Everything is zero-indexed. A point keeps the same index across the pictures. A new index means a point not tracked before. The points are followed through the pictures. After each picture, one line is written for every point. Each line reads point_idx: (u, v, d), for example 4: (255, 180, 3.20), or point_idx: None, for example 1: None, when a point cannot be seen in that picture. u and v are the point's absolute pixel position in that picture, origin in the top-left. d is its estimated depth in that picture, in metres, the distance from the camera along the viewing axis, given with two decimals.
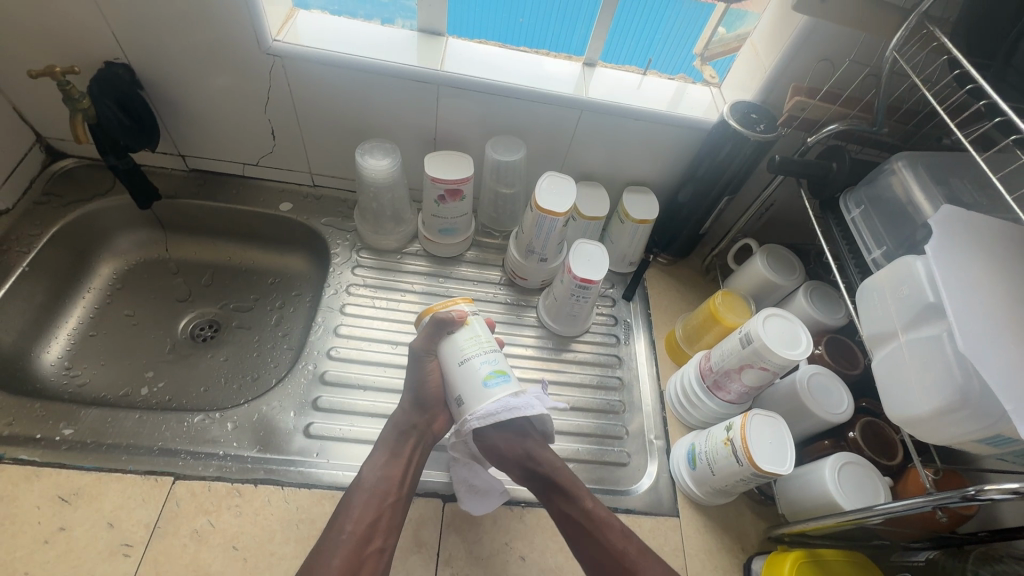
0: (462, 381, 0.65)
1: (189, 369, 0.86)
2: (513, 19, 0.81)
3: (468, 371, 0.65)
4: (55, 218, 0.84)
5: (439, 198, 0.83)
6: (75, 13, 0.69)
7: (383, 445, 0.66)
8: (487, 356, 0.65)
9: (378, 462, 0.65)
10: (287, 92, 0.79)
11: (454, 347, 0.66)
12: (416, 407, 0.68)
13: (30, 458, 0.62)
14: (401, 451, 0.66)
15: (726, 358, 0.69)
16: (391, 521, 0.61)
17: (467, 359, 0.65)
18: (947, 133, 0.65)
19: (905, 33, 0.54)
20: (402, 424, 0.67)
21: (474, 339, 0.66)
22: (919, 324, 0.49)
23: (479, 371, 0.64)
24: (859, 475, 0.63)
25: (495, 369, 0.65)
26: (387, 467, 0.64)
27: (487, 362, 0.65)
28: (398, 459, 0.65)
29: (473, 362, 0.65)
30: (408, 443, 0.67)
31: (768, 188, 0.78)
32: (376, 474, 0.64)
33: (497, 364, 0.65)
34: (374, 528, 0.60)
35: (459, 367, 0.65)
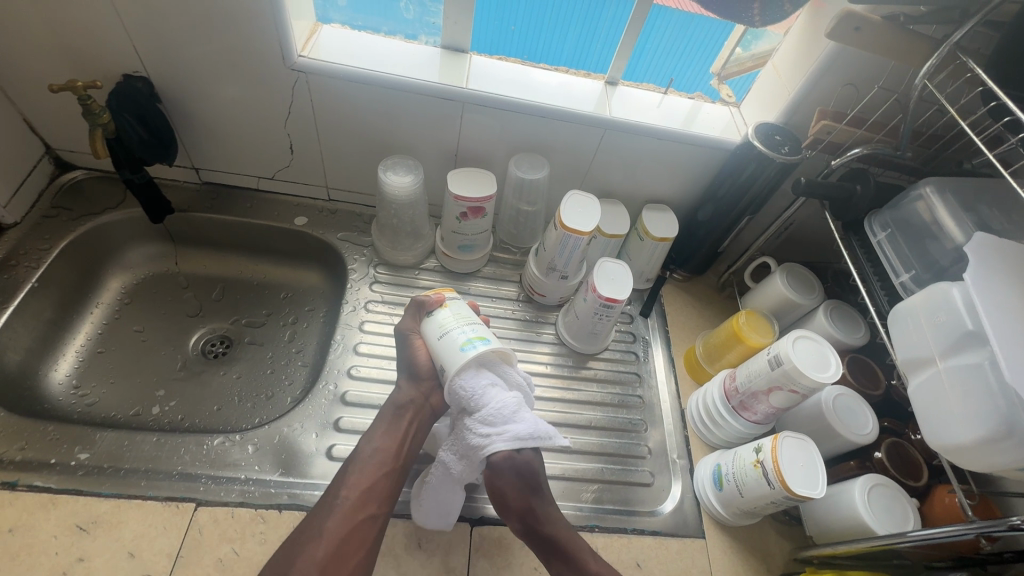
0: (442, 352, 0.65)
1: (201, 387, 0.83)
2: (502, 28, 0.80)
3: (447, 343, 0.65)
4: (65, 232, 0.82)
5: (460, 215, 0.82)
6: (97, 26, 0.68)
7: (381, 419, 0.66)
8: (465, 327, 0.66)
9: (377, 433, 0.65)
10: (309, 107, 0.78)
11: (432, 325, 0.68)
12: (412, 381, 0.69)
13: (46, 485, 0.60)
14: (399, 424, 0.66)
15: (754, 380, 0.70)
16: (385, 491, 0.62)
17: (446, 333, 0.66)
18: (967, 158, 0.67)
19: (936, 63, 0.55)
20: (400, 400, 0.68)
21: (451, 316, 0.68)
22: (957, 350, 0.50)
23: (456, 340, 0.65)
24: (888, 497, 0.64)
25: (472, 336, 0.65)
26: (386, 438, 0.65)
27: (463, 332, 0.65)
28: (396, 432, 0.65)
29: (450, 334, 0.66)
30: (405, 417, 0.67)
31: (790, 209, 0.79)
32: (388, 483, 0.62)
33: (475, 331, 0.66)
34: (370, 497, 0.60)
35: (438, 341, 0.66)
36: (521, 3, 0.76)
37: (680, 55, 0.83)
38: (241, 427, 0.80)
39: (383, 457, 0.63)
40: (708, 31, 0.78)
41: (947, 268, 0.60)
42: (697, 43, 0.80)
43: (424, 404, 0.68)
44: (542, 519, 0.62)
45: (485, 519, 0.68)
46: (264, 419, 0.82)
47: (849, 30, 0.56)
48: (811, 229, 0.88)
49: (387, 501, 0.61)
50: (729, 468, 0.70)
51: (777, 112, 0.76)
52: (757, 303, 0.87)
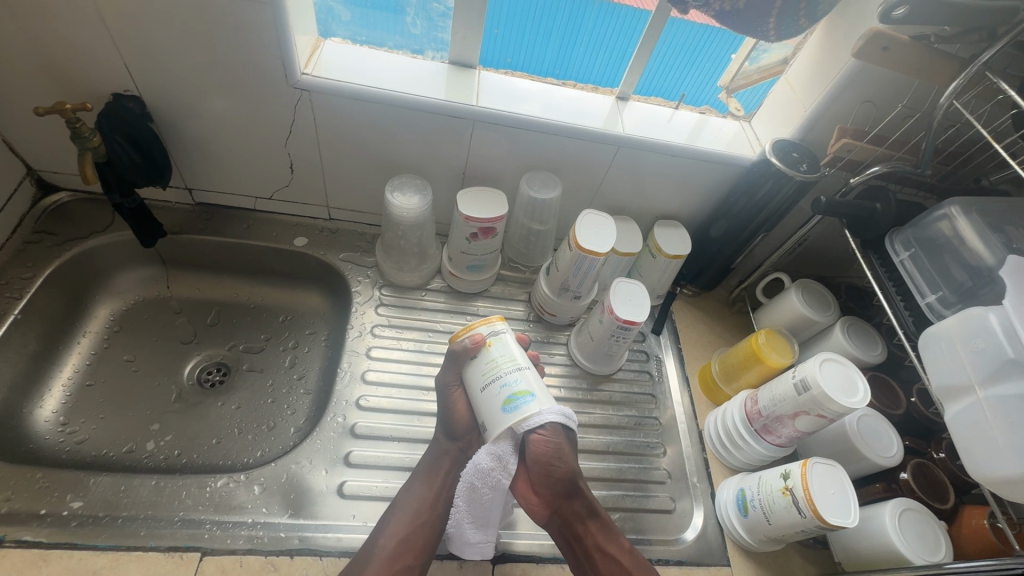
0: (486, 407, 0.60)
1: (198, 420, 0.79)
2: (487, 31, 0.77)
3: (490, 398, 0.60)
4: (49, 259, 0.77)
5: (470, 235, 0.79)
6: (86, 44, 0.64)
7: (419, 468, 0.66)
8: (507, 377, 0.59)
9: (415, 484, 0.64)
10: (312, 125, 0.75)
11: (476, 373, 0.62)
12: (449, 435, 0.68)
13: (36, 539, 0.56)
14: (436, 475, 0.66)
15: (778, 404, 0.68)
16: (423, 542, 0.61)
17: (488, 386, 0.60)
18: (984, 176, 0.67)
19: (964, 83, 0.54)
20: (438, 448, 0.67)
21: (491, 363, 0.61)
22: (998, 380, 0.49)
23: (499, 397, 0.59)
24: (918, 522, 0.62)
25: (515, 392, 0.58)
26: (423, 488, 0.64)
27: (506, 385, 0.59)
28: (432, 482, 0.65)
29: (497, 385, 0.60)
30: (444, 466, 0.67)
31: (806, 226, 0.78)
32: (422, 535, 0.61)
33: (518, 385, 0.59)
34: (406, 547, 0.60)
35: (482, 394, 0.61)
36: (507, 4, 0.73)
37: (659, 61, 0.79)
38: (242, 462, 0.76)
39: (420, 509, 0.62)
40: (690, 33, 0.76)
41: (974, 289, 0.59)
42: (679, 46, 0.78)
43: (462, 453, 0.68)
44: (582, 486, 0.65)
45: (506, 555, 0.65)
46: (266, 452, 0.77)
47: (876, 49, 0.56)
48: (823, 244, 0.87)
49: (424, 551, 0.60)
50: (754, 495, 0.68)
51: (793, 128, 0.75)
52: (771, 320, 0.86)
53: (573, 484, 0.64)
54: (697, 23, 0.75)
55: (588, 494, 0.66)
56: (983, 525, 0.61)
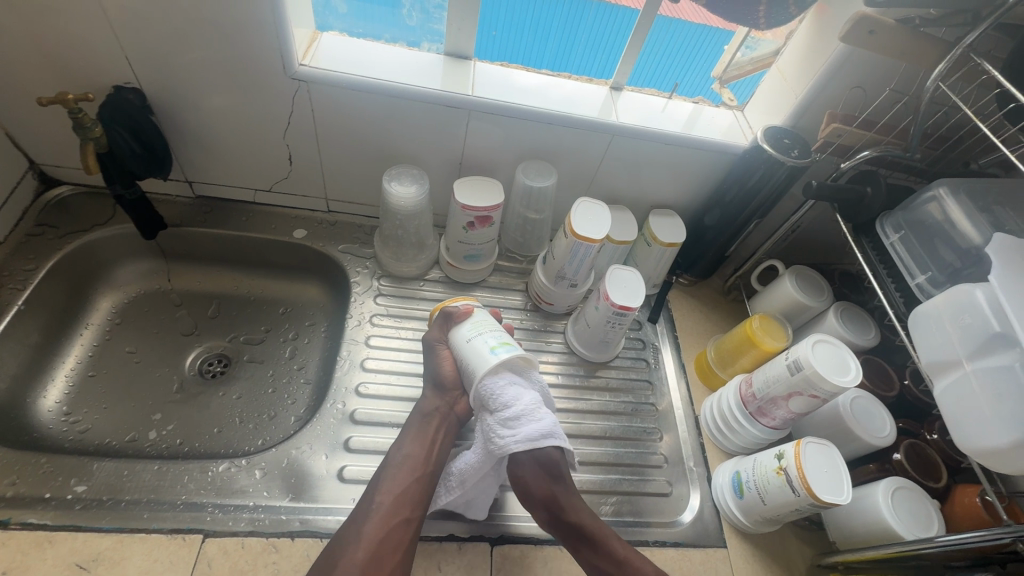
0: (470, 356, 0.65)
1: (199, 410, 0.80)
2: (484, 32, 0.78)
3: (476, 346, 0.65)
4: (52, 251, 0.78)
5: (467, 224, 0.81)
6: (87, 37, 0.65)
7: (409, 426, 0.67)
8: (494, 332, 0.66)
9: (405, 440, 0.65)
10: (310, 116, 0.76)
11: (462, 330, 0.68)
12: (437, 391, 0.69)
13: (41, 521, 0.57)
14: (426, 433, 0.66)
15: (771, 385, 0.69)
16: (419, 495, 0.61)
17: (475, 337, 0.66)
18: (972, 159, 0.68)
19: (950, 65, 0.56)
20: (426, 408, 0.68)
21: (475, 323, 0.68)
22: (985, 353, 0.50)
23: (486, 344, 0.65)
24: (911, 500, 0.63)
25: (500, 342, 0.65)
26: (413, 444, 0.64)
27: (492, 336, 0.66)
28: (424, 438, 0.65)
29: (480, 338, 0.66)
30: (431, 424, 0.67)
31: (799, 212, 0.78)
32: (417, 488, 0.61)
33: (503, 337, 0.66)
34: (403, 501, 0.60)
35: (467, 343, 0.66)
36: (503, 7, 0.75)
37: (658, 60, 0.81)
38: (243, 450, 0.77)
39: (413, 465, 0.63)
40: (687, 34, 0.77)
41: (961, 269, 0.60)
42: (676, 47, 0.80)
43: (449, 412, 0.69)
44: (571, 505, 0.62)
45: (504, 538, 0.66)
46: (267, 440, 0.78)
47: (862, 32, 0.57)
48: (815, 231, 0.88)
49: (420, 505, 0.61)
50: (749, 476, 0.69)
51: (784, 116, 0.76)
52: (766, 306, 0.87)
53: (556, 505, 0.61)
54: (695, 23, 0.75)
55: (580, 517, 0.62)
56: (974, 502, 0.62)
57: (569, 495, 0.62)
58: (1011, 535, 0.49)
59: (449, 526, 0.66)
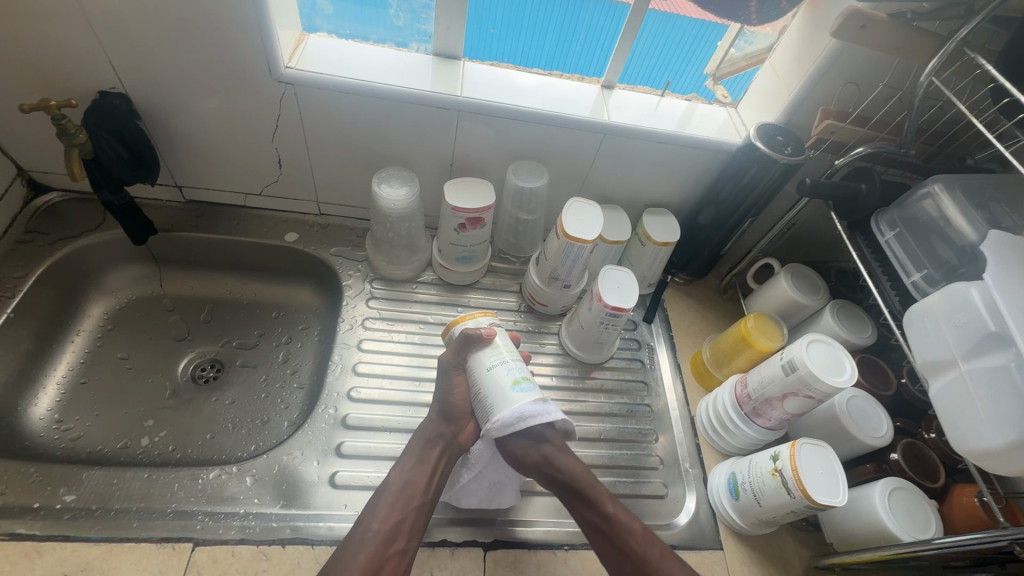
0: (490, 386, 0.64)
1: (192, 416, 0.79)
2: (485, 31, 0.78)
3: (496, 378, 0.64)
4: (41, 258, 0.78)
5: (459, 226, 0.80)
6: (71, 43, 0.64)
7: (409, 451, 0.66)
8: (514, 364, 0.65)
9: (405, 466, 0.64)
10: (298, 119, 0.75)
11: (481, 358, 0.66)
12: (443, 418, 0.68)
13: (29, 532, 0.57)
14: (427, 460, 0.65)
15: (767, 386, 0.69)
16: (416, 523, 0.60)
17: (495, 366, 0.65)
18: (968, 154, 0.67)
19: (943, 60, 0.55)
20: (428, 434, 0.67)
21: (497, 349, 0.66)
22: (980, 353, 0.49)
23: (506, 377, 0.64)
24: (908, 500, 0.63)
25: (522, 376, 0.65)
26: (413, 472, 0.63)
27: (513, 369, 0.65)
28: (425, 465, 0.65)
29: (501, 368, 0.65)
30: (435, 450, 0.66)
31: (793, 210, 0.77)
32: (415, 516, 0.61)
33: (523, 371, 0.65)
34: (400, 529, 0.59)
35: (486, 373, 0.65)
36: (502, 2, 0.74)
37: (656, 55, 0.80)
38: (236, 456, 0.76)
39: (412, 492, 0.62)
40: (686, 29, 0.76)
41: (956, 266, 0.59)
42: (675, 42, 0.79)
43: (452, 440, 0.68)
44: (558, 462, 0.66)
45: (497, 543, 0.65)
46: (260, 446, 0.78)
47: (854, 27, 0.57)
48: (811, 228, 0.88)
49: (417, 533, 0.60)
50: (745, 478, 0.68)
51: (777, 113, 0.75)
52: (762, 305, 0.86)
53: (544, 467, 0.66)
54: (694, 18, 0.75)
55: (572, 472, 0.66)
56: (972, 503, 0.61)
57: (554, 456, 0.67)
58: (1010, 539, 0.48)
59: (442, 531, 0.65)
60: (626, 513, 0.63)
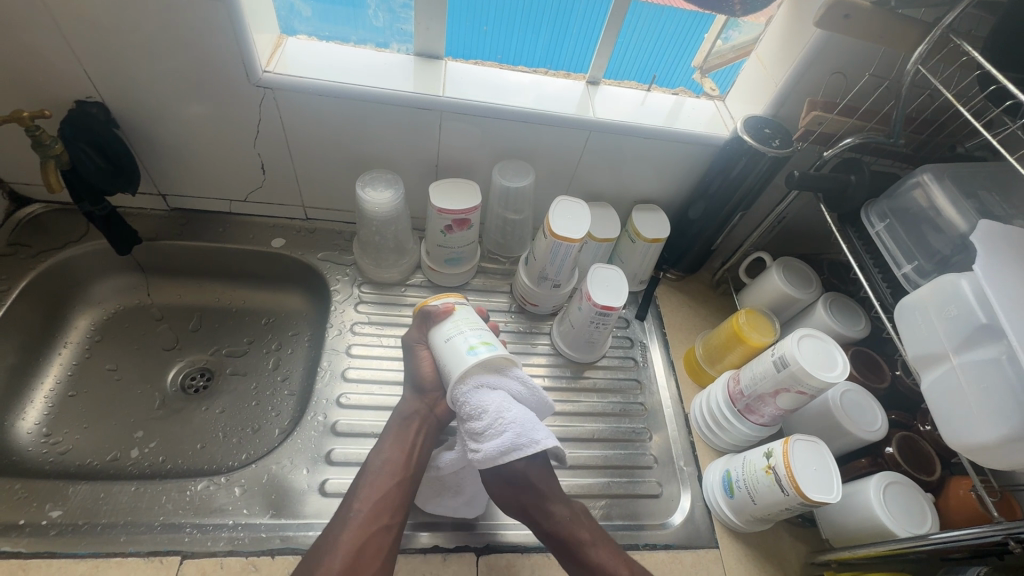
0: (449, 357, 0.62)
1: (182, 426, 0.78)
2: (475, 27, 0.76)
3: (453, 348, 0.62)
4: (24, 271, 0.77)
5: (445, 228, 0.79)
6: (44, 53, 0.63)
7: (388, 429, 0.66)
8: (475, 331, 0.64)
9: (383, 444, 0.64)
10: (279, 124, 0.74)
11: (440, 329, 0.65)
12: (416, 392, 0.68)
13: (15, 550, 0.56)
14: (406, 436, 0.65)
15: (759, 382, 0.68)
16: (399, 501, 0.60)
17: (453, 337, 0.63)
18: (958, 142, 0.66)
19: (928, 47, 0.54)
20: (405, 410, 0.67)
21: (455, 321, 0.65)
22: (971, 346, 0.49)
23: (464, 344, 0.62)
24: (903, 494, 0.62)
25: (480, 341, 0.62)
26: (392, 449, 0.63)
27: (472, 336, 0.63)
28: (405, 442, 0.64)
29: (457, 339, 0.63)
30: (412, 426, 0.66)
31: (783, 203, 0.76)
32: (398, 492, 0.60)
33: (484, 336, 0.63)
34: (383, 508, 0.59)
35: (444, 344, 0.63)
36: (492, 3, 0.73)
37: (649, 49, 0.80)
38: (227, 466, 0.76)
39: (393, 468, 0.62)
40: (679, 23, 0.76)
41: (949, 257, 0.58)
42: (669, 35, 0.78)
43: (429, 413, 0.67)
44: (545, 512, 0.61)
45: (490, 547, 0.65)
46: (251, 455, 0.77)
47: (837, 16, 0.56)
48: (803, 220, 0.87)
49: (400, 510, 0.60)
50: (739, 475, 0.68)
51: (765, 105, 0.74)
52: (754, 299, 0.85)
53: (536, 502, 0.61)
54: (687, 11, 0.73)
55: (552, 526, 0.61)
56: (969, 495, 0.61)
57: (543, 503, 0.61)
58: (1005, 533, 0.48)
59: (433, 538, 0.64)
60: (579, 518, 0.62)
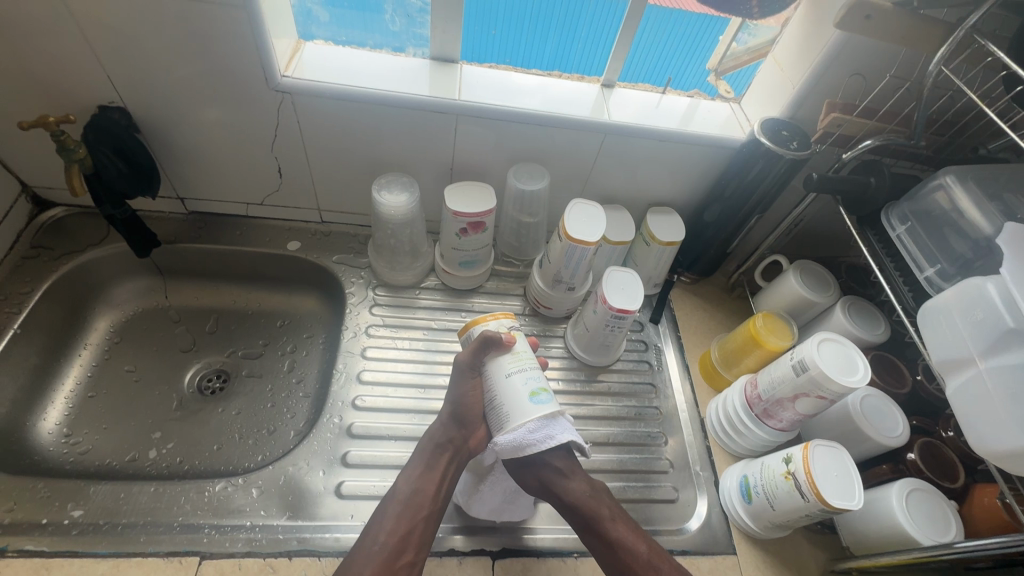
0: (507, 395, 0.64)
1: (199, 427, 0.79)
2: (485, 31, 0.76)
3: (513, 386, 0.64)
4: (47, 273, 0.78)
5: (460, 231, 0.79)
6: (68, 59, 0.64)
7: (418, 457, 0.65)
8: (531, 373, 0.65)
9: (412, 474, 0.64)
10: (297, 128, 0.75)
11: (499, 364, 0.65)
12: (455, 422, 0.67)
13: (37, 548, 0.57)
14: (435, 469, 0.65)
15: (777, 386, 0.67)
16: (422, 535, 0.60)
17: (513, 374, 0.64)
18: (981, 144, 0.66)
19: (952, 48, 0.54)
20: (439, 438, 0.66)
21: (516, 356, 0.66)
22: (998, 351, 0.48)
23: (524, 387, 0.64)
24: (926, 502, 0.61)
25: (540, 387, 0.64)
26: (421, 480, 0.63)
27: (531, 378, 0.64)
28: (433, 473, 0.64)
29: (520, 377, 0.64)
30: (443, 458, 0.65)
31: (801, 206, 0.76)
32: (421, 527, 0.60)
33: (541, 381, 0.65)
34: (406, 542, 0.58)
35: (504, 380, 0.64)
36: (501, 6, 0.73)
37: (659, 52, 0.79)
38: (243, 467, 0.76)
39: (421, 500, 0.62)
40: (689, 24, 0.75)
41: (973, 260, 0.57)
42: (679, 35, 0.77)
43: (462, 445, 0.67)
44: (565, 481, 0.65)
45: (506, 552, 0.64)
46: (267, 456, 0.78)
47: (859, 18, 0.55)
48: (820, 223, 0.86)
49: (423, 546, 0.59)
50: (757, 481, 0.67)
51: (782, 107, 0.74)
52: (771, 303, 0.84)
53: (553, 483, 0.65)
54: (696, 11, 0.73)
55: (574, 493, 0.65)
56: (994, 504, 0.59)
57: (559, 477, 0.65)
58: None
59: (449, 541, 0.64)
60: (622, 522, 0.63)
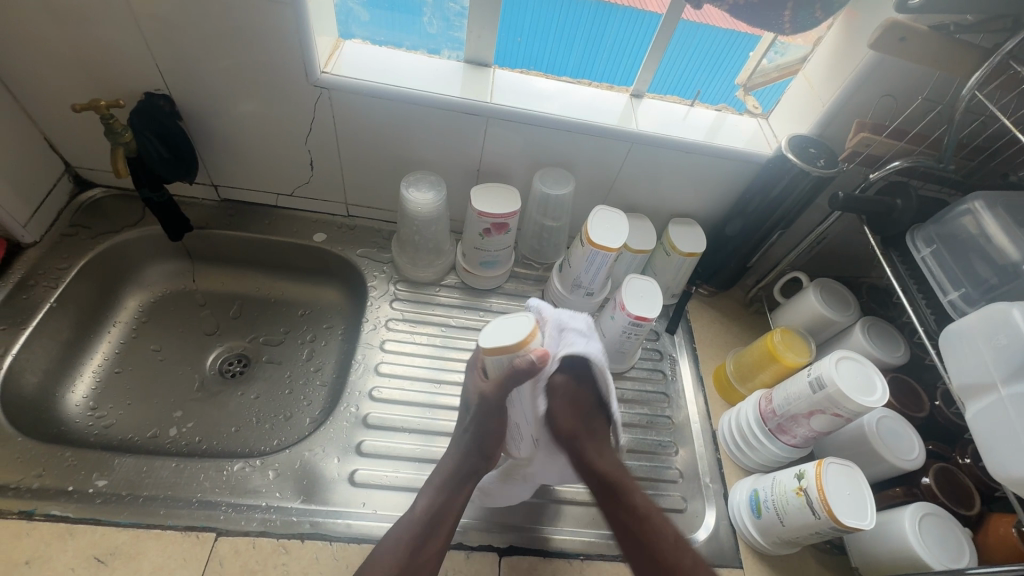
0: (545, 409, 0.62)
1: (219, 409, 0.81)
2: (510, 38, 0.78)
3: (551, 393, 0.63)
4: (84, 251, 0.81)
5: (483, 231, 0.81)
6: (122, 47, 0.67)
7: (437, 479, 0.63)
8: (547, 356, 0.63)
9: (431, 498, 0.61)
10: (332, 123, 0.77)
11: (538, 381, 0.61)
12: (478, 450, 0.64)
13: (63, 514, 0.59)
14: (457, 495, 0.62)
15: (793, 402, 0.67)
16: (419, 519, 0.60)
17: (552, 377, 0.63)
18: (1012, 170, 0.65)
19: (986, 74, 0.54)
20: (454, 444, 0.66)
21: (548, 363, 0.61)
22: (1020, 378, 0.48)
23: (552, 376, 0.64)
24: (940, 527, 0.60)
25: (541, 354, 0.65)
26: (443, 507, 0.60)
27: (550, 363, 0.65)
28: (451, 503, 0.61)
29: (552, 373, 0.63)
30: (464, 488, 0.63)
31: (824, 224, 0.76)
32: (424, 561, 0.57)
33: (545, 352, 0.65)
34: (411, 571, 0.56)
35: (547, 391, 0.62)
36: (531, 14, 0.75)
37: (689, 64, 0.80)
38: (259, 450, 0.78)
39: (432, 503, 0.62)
40: (716, 39, 0.76)
41: (998, 286, 0.58)
42: (704, 51, 0.78)
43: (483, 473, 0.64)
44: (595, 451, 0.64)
45: (513, 548, 0.65)
46: (282, 441, 0.79)
47: (894, 39, 0.56)
48: (842, 241, 0.86)
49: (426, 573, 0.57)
50: (767, 495, 0.67)
51: (811, 124, 0.74)
52: (789, 319, 0.84)
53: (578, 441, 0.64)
54: (721, 28, 0.74)
55: (602, 466, 0.63)
56: (1010, 533, 0.58)
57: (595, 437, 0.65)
58: None
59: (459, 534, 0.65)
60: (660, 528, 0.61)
